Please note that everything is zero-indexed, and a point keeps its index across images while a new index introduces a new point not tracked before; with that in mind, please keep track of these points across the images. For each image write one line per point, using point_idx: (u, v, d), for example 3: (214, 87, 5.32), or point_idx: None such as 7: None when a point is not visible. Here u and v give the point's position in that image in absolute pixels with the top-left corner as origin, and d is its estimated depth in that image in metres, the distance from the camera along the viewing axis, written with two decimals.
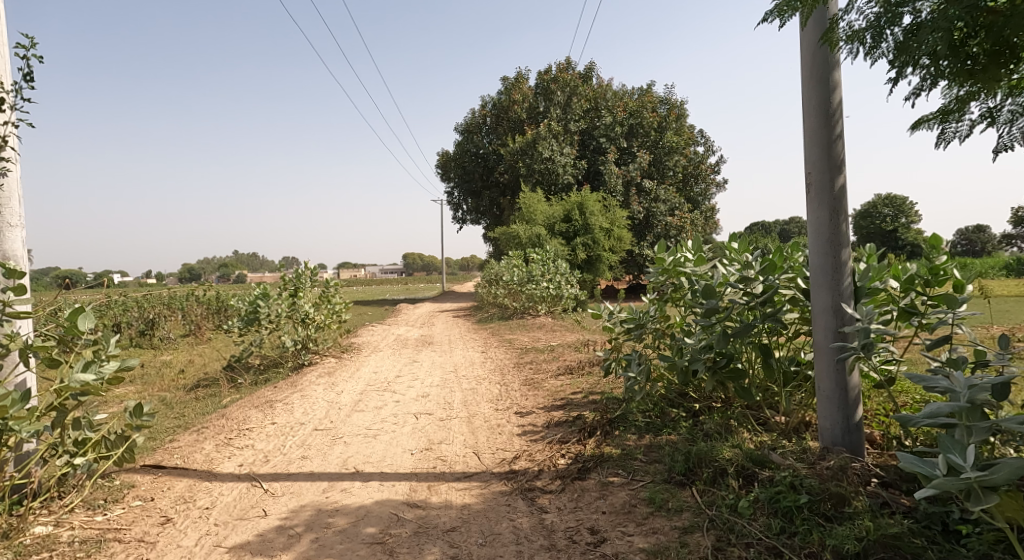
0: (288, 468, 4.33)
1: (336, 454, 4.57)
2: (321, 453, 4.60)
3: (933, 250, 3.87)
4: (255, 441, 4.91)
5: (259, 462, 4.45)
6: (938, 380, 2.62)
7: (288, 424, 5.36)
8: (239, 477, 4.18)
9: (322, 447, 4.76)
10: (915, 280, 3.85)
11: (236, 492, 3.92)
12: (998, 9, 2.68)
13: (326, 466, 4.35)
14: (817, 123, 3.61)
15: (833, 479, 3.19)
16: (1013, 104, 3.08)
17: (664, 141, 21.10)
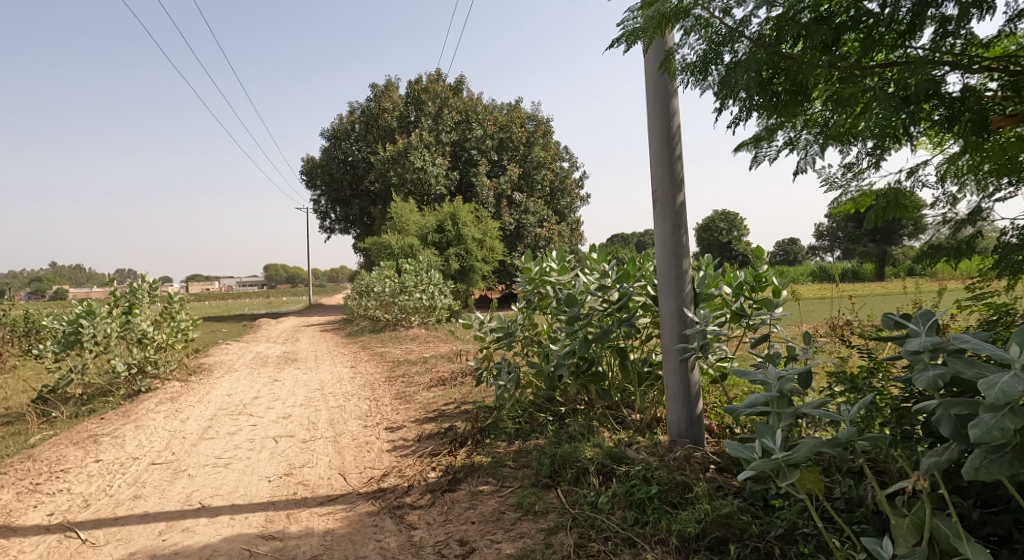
0: (115, 512, 3.95)
1: (177, 490, 4.25)
2: (158, 491, 4.26)
3: (757, 259, 4.42)
4: (72, 484, 4.43)
5: (77, 509, 4.03)
6: (756, 373, 3.00)
7: (117, 461, 4.89)
8: (47, 529, 3.76)
9: (160, 483, 4.40)
10: (743, 287, 4.35)
11: (42, 548, 3.53)
12: (794, 56, 3.13)
13: (165, 504, 4.03)
14: (660, 145, 3.98)
15: (679, 470, 3.54)
16: (808, 135, 3.56)
17: (533, 156, 21.86)
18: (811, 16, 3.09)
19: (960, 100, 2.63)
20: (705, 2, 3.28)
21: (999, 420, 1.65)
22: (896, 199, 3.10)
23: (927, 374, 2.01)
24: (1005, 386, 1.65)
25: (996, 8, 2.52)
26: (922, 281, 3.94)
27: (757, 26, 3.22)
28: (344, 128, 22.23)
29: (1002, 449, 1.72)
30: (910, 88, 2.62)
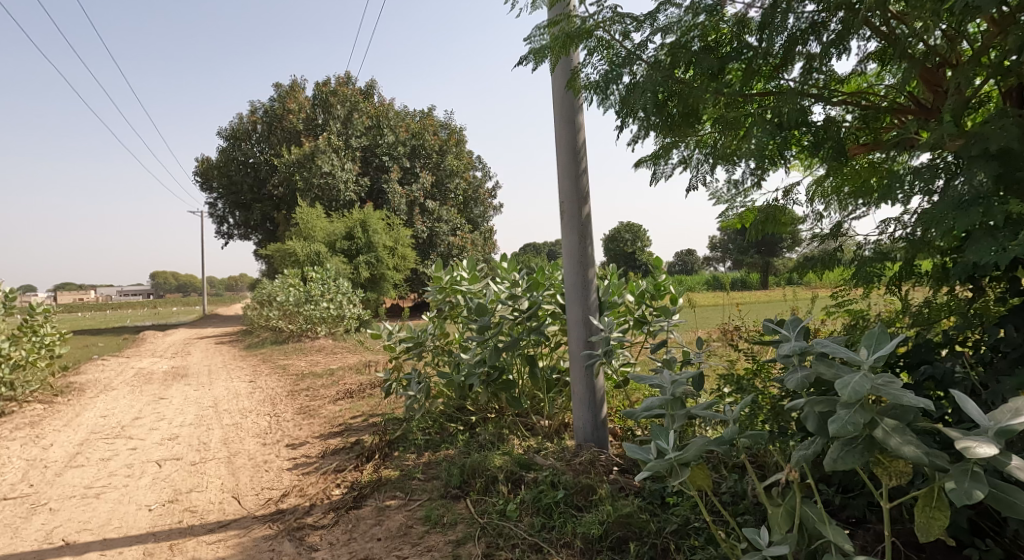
0: None
1: (36, 528, 3.90)
2: (11, 530, 3.90)
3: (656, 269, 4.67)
4: None
5: None
6: (652, 378, 3.18)
7: None
8: None
9: (14, 521, 4.03)
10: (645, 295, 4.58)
11: None
12: (686, 80, 3.35)
13: (20, 544, 3.70)
14: (566, 158, 4.13)
15: (584, 473, 3.69)
16: (699, 154, 3.81)
17: (446, 164, 21.87)
18: (700, 45, 3.34)
19: (824, 129, 2.93)
20: (607, 25, 3.46)
21: (852, 415, 1.86)
22: (774, 214, 3.40)
23: (797, 374, 2.21)
24: (856, 385, 1.86)
25: (851, 48, 2.85)
26: (799, 290, 4.31)
27: (653, 50, 3.43)
28: (245, 129, 21.24)
29: (855, 441, 1.93)
30: (782, 117, 2.90)
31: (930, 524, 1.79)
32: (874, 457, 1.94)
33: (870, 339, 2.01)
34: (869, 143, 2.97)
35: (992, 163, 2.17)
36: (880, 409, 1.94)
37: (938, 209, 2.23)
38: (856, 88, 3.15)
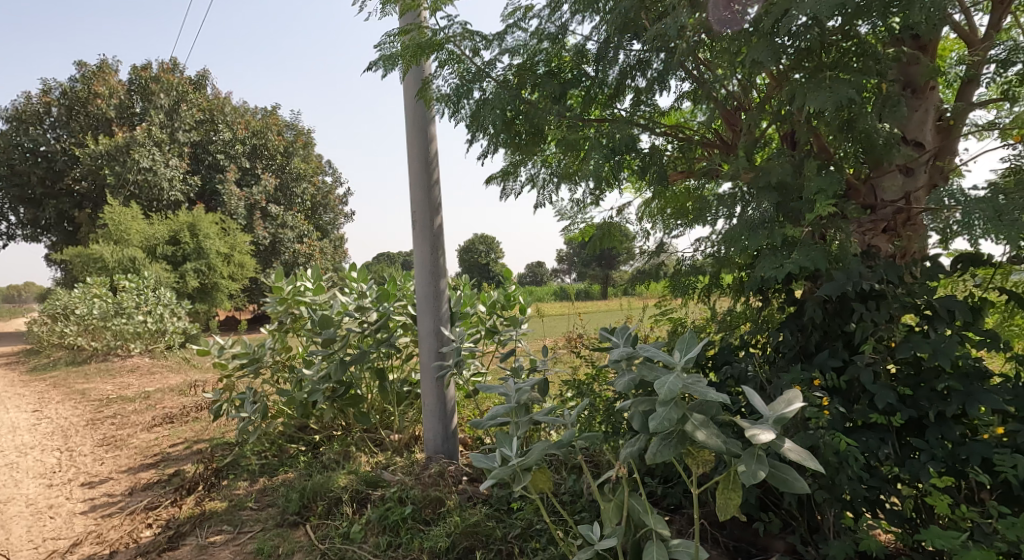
0: None
1: None
2: None
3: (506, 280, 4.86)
4: None
5: None
6: (497, 387, 3.29)
7: None
8: None
9: None
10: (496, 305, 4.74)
11: None
12: (531, 101, 3.54)
13: None
14: (418, 168, 4.17)
15: (433, 485, 3.75)
16: (545, 172, 3.97)
17: (291, 167, 20.83)
18: (545, 69, 3.56)
19: (650, 155, 3.25)
20: (457, 40, 3.57)
21: (668, 411, 2.10)
22: (610, 230, 3.70)
23: (625, 375, 2.44)
24: (671, 384, 2.11)
25: (671, 85, 3.21)
26: (632, 300, 4.72)
27: (501, 70, 3.59)
28: (39, 114, 18.60)
29: (670, 435, 2.18)
30: (614, 142, 3.15)
31: (727, 503, 2.07)
32: (686, 449, 2.20)
33: (684, 344, 2.28)
34: (686, 170, 3.35)
35: (772, 193, 2.58)
36: (690, 405, 2.22)
37: (736, 229, 2.61)
38: (675, 122, 3.54)
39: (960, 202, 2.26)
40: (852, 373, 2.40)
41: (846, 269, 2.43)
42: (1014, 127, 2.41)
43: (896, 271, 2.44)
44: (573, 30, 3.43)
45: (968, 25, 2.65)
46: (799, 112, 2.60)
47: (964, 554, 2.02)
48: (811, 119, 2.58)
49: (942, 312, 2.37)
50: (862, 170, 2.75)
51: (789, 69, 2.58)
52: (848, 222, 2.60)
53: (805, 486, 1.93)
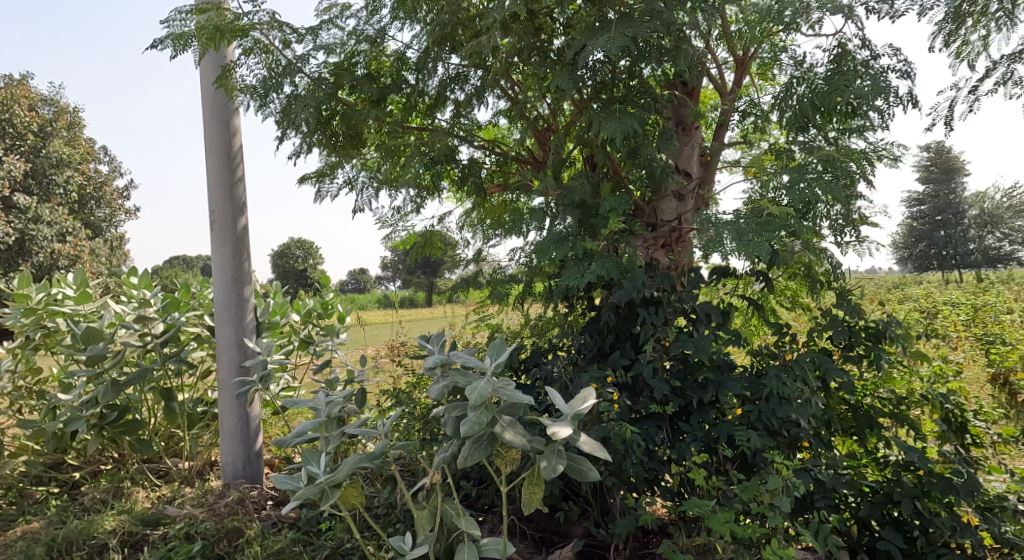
0: None
1: None
2: None
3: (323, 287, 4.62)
4: None
5: None
6: (306, 401, 3.15)
7: None
8: None
9: None
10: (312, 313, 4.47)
11: None
12: (346, 103, 3.46)
13: None
14: (219, 163, 3.83)
15: (229, 516, 3.45)
16: (364, 177, 3.84)
17: (48, 151, 17.22)
18: (364, 71, 3.53)
19: (468, 167, 3.43)
20: (263, 29, 3.40)
21: (479, 415, 2.22)
22: (431, 239, 3.72)
23: (438, 383, 2.51)
24: (481, 388, 2.22)
25: (489, 101, 3.39)
26: (453, 307, 4.82)
27: (315, 67, 3.45)
28: None
29: (480, 438, 2.31)
30: (434, 150, 3.23)
31: (531, 497, 2.26)
32: (495, 449, 2.34)
33: (495, 350, 2.42)
34: (502, 183, 3.56)
35: (575, 211, 2.88)
36: (499, 408, 2.36)
37: (546, 241, 2.86)
38: (494, 136, 3.71)
39: (710, 224, 2.70)
40: (636, 370, 2.76)
41: (632, 279, 2.76)
42: (750, 166, 2.94)
43: (670, 281, 2.78)
44: (393, 36, 3.45)
45: (718, 79, 3.14)
46: (596, 137, 2.90)
47: (711, 518, 2.49)
48: (606, 144, 2.90)
49: (702, 316, 2.78)
50: (646, 193, 3.09)
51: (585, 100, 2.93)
52: (635, 238, 2.94)
53: (596, 474, 2.15)
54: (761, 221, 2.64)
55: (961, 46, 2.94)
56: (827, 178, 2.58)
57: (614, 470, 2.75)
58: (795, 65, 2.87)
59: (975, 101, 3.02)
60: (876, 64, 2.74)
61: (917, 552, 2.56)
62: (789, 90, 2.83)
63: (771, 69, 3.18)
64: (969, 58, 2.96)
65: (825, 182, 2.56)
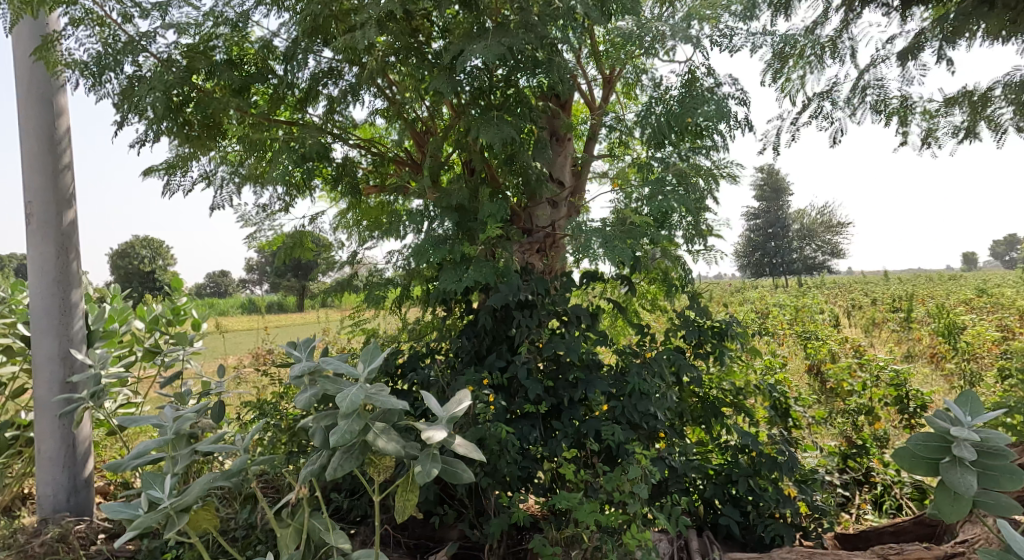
0: None
1: None
2: None
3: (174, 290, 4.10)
4: None
5: None
6: (148, 417, 2.78)
7: None
8: None
9: None
10: (159, 320, 3.97)
11: None
12: (202, 90, 3.20)
13: None
14: (38, 147, 3.31)
15: (47, 555, 2.98)
16: (225, 171, 3.53)
17: None
18: (223, 57, 3.27)
19: (343, 166, 3.37)
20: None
21: (350, 423, 2.16)
22: (301, 240, 3.49)
23: (306, 393, 2.38)
24: (352, 396, 2.15)
25: (365, 99, 3.33)
26: (324, 312, 4.62)
27: (164, 49, 3.15)
28: None
29: (352, 447, 2.25)
30: (305, 147, 3.08)
31: (406, 504, 2.21)
32: (368, 457, 2.29)
33: (367, 355, 2.35)
34: (378, 185, 3.49)
35: (453, 214, 2.93)
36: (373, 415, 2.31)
37: (422, 244, 2.87)
38: (371, 136, 3.62)
39: (580, 231, 2.89)
40: (512, 371, 2.84)
41: (508, 283, 2.85)
42: (616, 178, 3.18)
43: (543, 285, 2.92)
44: (256, 21, 3.23)
45: (588, 94, 3.39)
46: (473, 142, 2.97)
47: (578, 509, 2.51)
48: (483, 150, 3.00)
49: (573, 318, 2.94)
50: (521, 200, 3.25)
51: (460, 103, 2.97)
52: (511, 243, 3.04)
53: (469, 476, 2.17)
54: (625, 229, 2.87)
55: (785, 82, 3.42)
56: (681, 192, 2.87)
57: (489, 470, 2.77)
58: (653, 87, 3.15)
59: (795, 131, 3.52)
60: (719, 91, 3.08)
61: (751, 525, 2.90)
62: (649, 108, 3.10)
63: (633, 90, 3.47)
64: (791, 93, 3.46)
65: (679, 195, 2.85)
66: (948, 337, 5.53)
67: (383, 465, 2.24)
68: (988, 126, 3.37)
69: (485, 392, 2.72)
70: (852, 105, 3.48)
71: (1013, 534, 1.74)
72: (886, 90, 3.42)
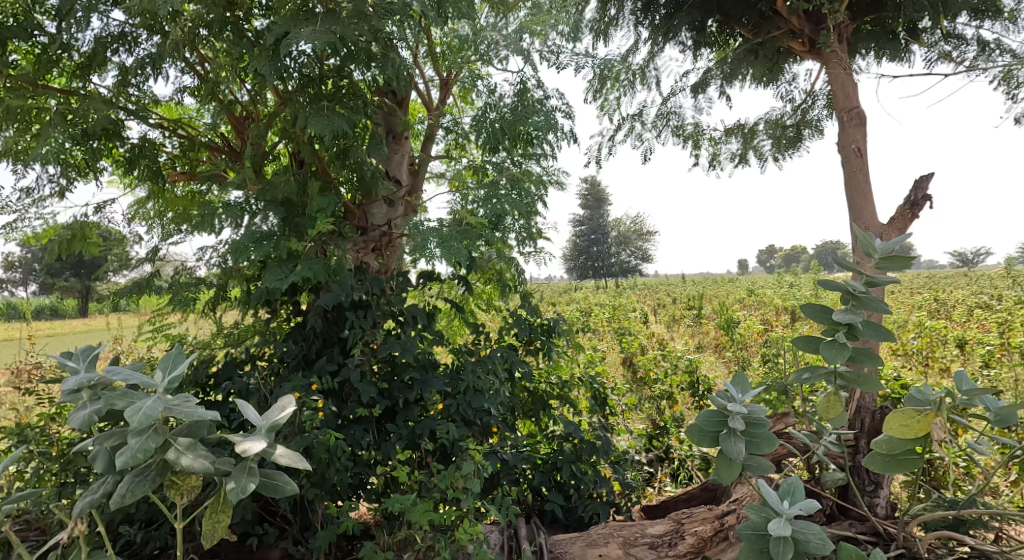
0: None
1: None
2: None
3: None
4: None
5: None
6: None
7: None
8: None
9: None
10: None
11: None
12: None
13: None
14: None
15: None
16: None
17: None
18: None
19: (140, 147, 2.98)
20: None
21: (143, 442, 1.69)
22: (82, 232, 3.02)
23: (86, 409, 1.80)
24: (146, 408, 1.68)
25: (168, 73, 3.00)
26: (119, 318, 4.02)
27: None
28: None
29: (147, 469, 1.78)
30: (89, 123, 2.70)
31: (215, 529, 1.78)
32: (169, 478, 1.82)
33: (169, 359, 1.85)
34: (187, 171, 3.18)
35: (279, 208, 2.77)
36: (174, 429, 1.82)
37: (242, 241, 2.66)
38: (178, 116, 3.30)
39: (417, 231, 2.89)
40: (343, 375, 2.73)
41: (341, 282, 2.74)
42: (453, 179, 3.23)
43: (379, 285, 2.87)
44: None
45: (425, 94, 3.43)
46: (302, 132, 2.80)
47: (412, 511, 2.44)
48: (313, 141, 2.82)
49: (409, 318, 2.92)
50: (356, 196, 3.16)
51: (288, 89, 2.79)
52: (344, 241, 2.93)
53: (294, 487, 1.80)
54: (461, 230, 2.92)
55: (604, 102, 3.76)
56: (514, 197, 3.01)
57: (316, 481, 2.58)
58: (488, 93, 3.26)
59: (612, 148, 3.88)
60: (547, 103, 3.27)
61: (572, 507, 3.10)
62: (484, 114, 3.21)
63: (469, 95, 3.56)
64: (609, 112, 3.80)
65: (512, 199, 3.00)
66: (726, 330, 6.47)
67: (187, 486, 1.80)
68: (755, 155, 4.03)
69: (314, 398, 2.57)
70: (657, 128, 3.93)
71: (764, 487, 1.96)
72: (683, 117, 3.90)
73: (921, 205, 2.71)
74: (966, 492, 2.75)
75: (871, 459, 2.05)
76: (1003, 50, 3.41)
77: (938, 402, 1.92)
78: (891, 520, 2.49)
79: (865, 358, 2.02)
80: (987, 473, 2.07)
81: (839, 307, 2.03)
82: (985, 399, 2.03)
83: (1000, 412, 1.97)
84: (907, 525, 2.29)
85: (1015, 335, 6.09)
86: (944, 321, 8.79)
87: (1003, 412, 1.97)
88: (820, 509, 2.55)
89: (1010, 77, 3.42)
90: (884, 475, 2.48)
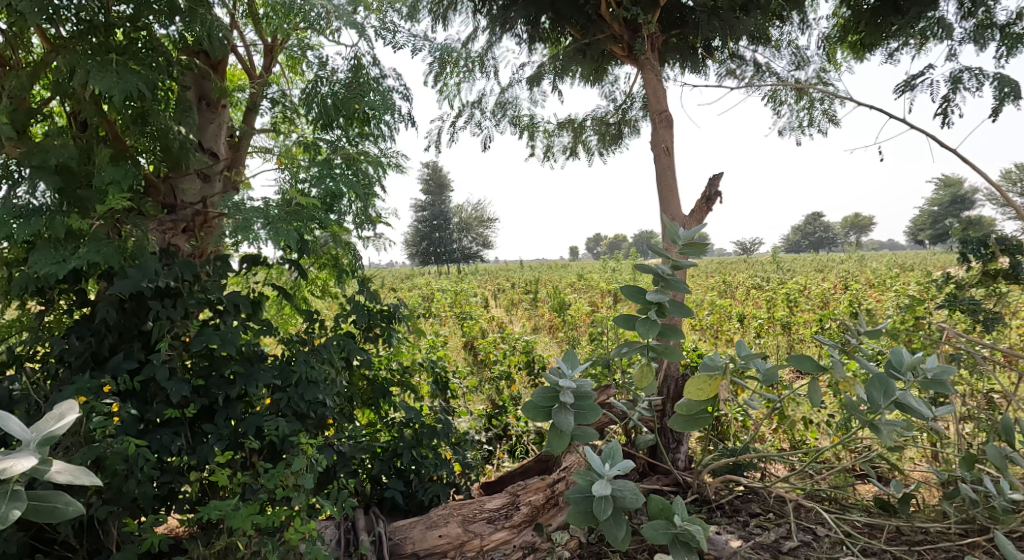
0: None
1: None
2: None
3: None
4: None
5: None
6: None
7: None
8: None
9: None
10: None
11: None
12: None
13: None
14: None
15: None
16: None
17: None
18: None
19: None
20: None
21: None
22: None
23: None
24: None
25: None
26: None
27: None
28: None
29: None
30: None
31: None
32: None
33: None
34: None
35: (52, 176, 2.33)
36: None
37: None
38: None
39: (240, 211, 2.60)
40: (146, 373, 2.39)
41: (140, 267, 2.38)
42: (282, 156, 2.96)
43: (191, 270, 2.55)
44: None
45: (247, 60, 3.09)
46: (83, 89, 2.38)
47: (234, 516, 2.17)
48: (98, 100, 2.42)
49: (230, 307, 2.62)
50: (160, 169, 2.78)
51: (62, 36, 2.38)
52: (145, 219, 2.56)
53: (78, 509, 1.48)
54: (290, 210, 2.68)
55: (444, 86, 3.68)
56: (351, 177, 2.82)
57: (112, 495, 2.22)
58: (319, 66, 3.01)
59: (452, 134, 3.81)
60: (383, 83, 3.10)
61: (413, 492, 3.01)
62: (315, 88, 2.97)
63: (298, 66, 3.27)
64: (449, 97, 3.73)
65: (348, 179, 2.80)
66: (558, 312, 6.76)
67: None
68: (584, 149, 4.21)
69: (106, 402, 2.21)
70: (495, 117, 3.94)
71: (587, 453, 2.04)
72: (519, 108, 3.95)
73: (715, 200, 2.98)
74: (742, 441, 3.14)
75: (673, 420, 2.25)
76: (771, 73, 3.90)
77: (723, 366, 2.13)
78: (689, 471, 2.75)
79: (672, 333, 2.18)
80: (756, 424, 2.41)
81: (651, 288, 2.15)
82: (756, 361, 2.24)
83: (768, 373, 2.19)
84: (700, 473, 2.56)
85: (781, 309, 7.15)
86: (730, 300, 10.06)
87: (770, 372, 2.19)
88: (633, 468, 2.74)
89: (773, 97, 3.97)
90: (684, 433, 2.74)
